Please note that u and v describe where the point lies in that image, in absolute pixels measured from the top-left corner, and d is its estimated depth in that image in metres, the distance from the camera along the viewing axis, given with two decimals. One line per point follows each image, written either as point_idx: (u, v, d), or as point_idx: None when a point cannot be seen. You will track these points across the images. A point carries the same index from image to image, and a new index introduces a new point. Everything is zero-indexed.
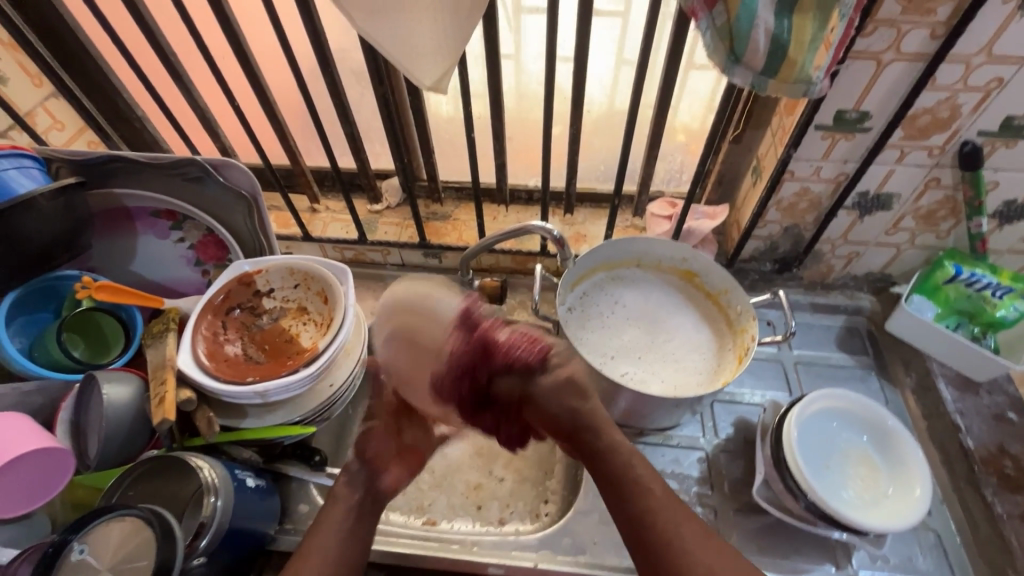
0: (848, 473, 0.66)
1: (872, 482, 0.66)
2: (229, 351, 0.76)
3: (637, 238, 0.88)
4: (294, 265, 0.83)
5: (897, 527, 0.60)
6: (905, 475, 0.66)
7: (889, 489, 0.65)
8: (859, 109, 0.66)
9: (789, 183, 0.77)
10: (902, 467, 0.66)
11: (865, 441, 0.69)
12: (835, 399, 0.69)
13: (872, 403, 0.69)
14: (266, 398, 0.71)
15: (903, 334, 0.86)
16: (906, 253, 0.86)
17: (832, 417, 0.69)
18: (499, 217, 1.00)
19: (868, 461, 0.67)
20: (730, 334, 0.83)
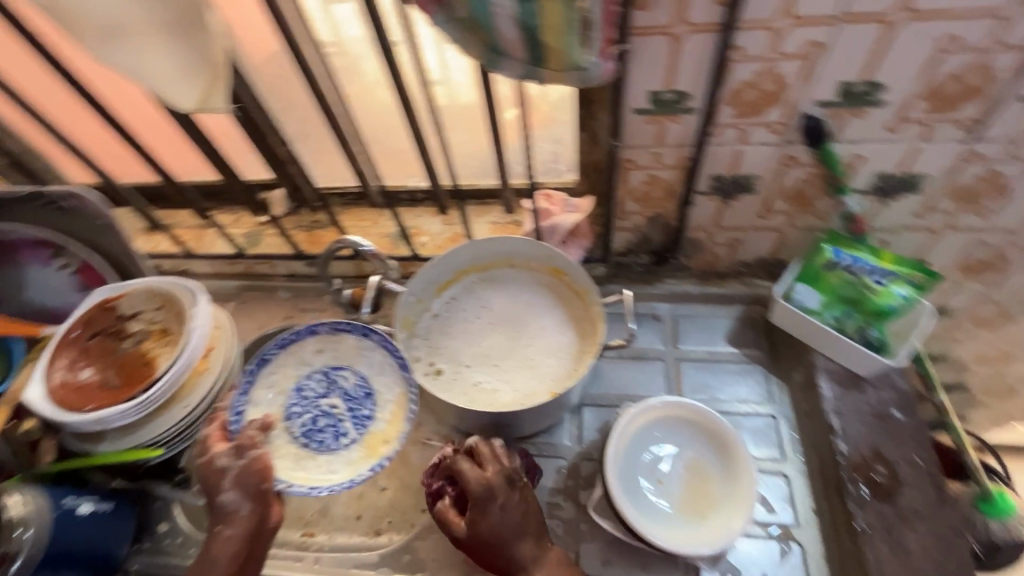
0: (679, 486, 0.65)
1: (703, 499, 0.64)
2: (82, 380, 0.77)
3: (497, 237, 0.83)
4: (156, 288, 0.84)
5: (710, 554, 0.59)
6: (734, 474, 0.65)
7: (723, 494, 0.64)
8: (673, 89, 0.60)
9: (634, 172, 0.71)
10: (733, 477, 0.64)
11: (702, 452, 0.67)
12: (669, 409, 0.68)
13: (684, 402, 0.67)
14: (106, 424, 0.73)
15: (790, 328, 0.77)
16: (791, 236, 0.77)
17: (651, 429, 0.68)
18: (381, 222, 0.97)
19: (703, 476, 0.65)
20: (592, 334, 0.78)
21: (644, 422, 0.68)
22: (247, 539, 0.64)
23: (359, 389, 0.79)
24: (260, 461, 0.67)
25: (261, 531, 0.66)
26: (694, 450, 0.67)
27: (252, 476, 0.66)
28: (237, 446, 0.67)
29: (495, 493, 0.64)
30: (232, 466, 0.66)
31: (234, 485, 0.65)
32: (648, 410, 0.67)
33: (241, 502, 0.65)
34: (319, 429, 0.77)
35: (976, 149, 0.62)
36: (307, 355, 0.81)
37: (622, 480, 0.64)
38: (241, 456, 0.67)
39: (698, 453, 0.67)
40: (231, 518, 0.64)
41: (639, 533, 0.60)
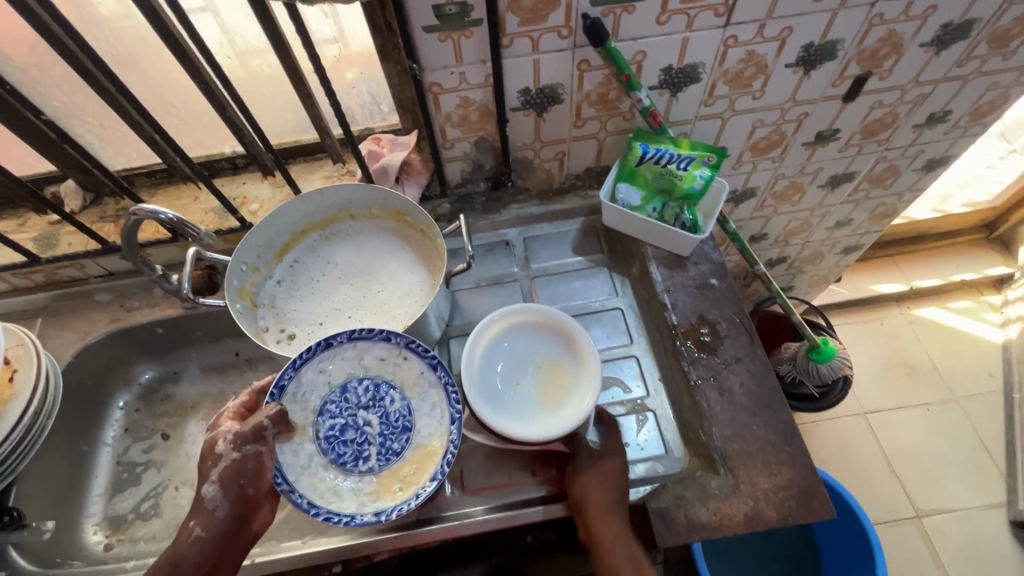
0: (535, 383, 0.69)
1: (557, 387, 0.69)
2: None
3: (326, 188, 0.79)
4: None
5: (565, 430, 0.64)
6: (583, 359, 0.70)
7: (575, 379, 0.69)
8: (453, 1, 0.60)
9: (445, 97, 0.71)
10: (580, 362, 0.70)
11: (551, 347, 0.72)
12: (512, 315, 0.72)
13: (524, 307, 0.71)
14: None
15: (619, 226, 0.84)
16: (607, 142, 0.83)
17: (501, 339, 0.71)
18: (201, 196, 0.89)
19: (554, 368, 0.70)
20: (441, 268, 0.79)
21: (491, 331, 0.71)
22: (222, 540, 0.59)
23: (400, 419, 0.68)
24: (257, 459, 0.60)
25: (241, 531, 0.60)
26: (542, 346, 0.72)
27: (238, 477, 0.59)
28: (239, 434, 0.60)
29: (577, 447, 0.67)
30: (228, 455, 0.59)
31: (222, 480, 0.58)
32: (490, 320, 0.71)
33: (222, 501, 0.58)
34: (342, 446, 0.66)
35: (732, 33, 0.69)
36: (368, 355, 0.70)
37: (481, 388, 0.67)
38: (239, 449, 0.59)
39: (548, 350, 0.71)
40: (207, 517, 0.58)
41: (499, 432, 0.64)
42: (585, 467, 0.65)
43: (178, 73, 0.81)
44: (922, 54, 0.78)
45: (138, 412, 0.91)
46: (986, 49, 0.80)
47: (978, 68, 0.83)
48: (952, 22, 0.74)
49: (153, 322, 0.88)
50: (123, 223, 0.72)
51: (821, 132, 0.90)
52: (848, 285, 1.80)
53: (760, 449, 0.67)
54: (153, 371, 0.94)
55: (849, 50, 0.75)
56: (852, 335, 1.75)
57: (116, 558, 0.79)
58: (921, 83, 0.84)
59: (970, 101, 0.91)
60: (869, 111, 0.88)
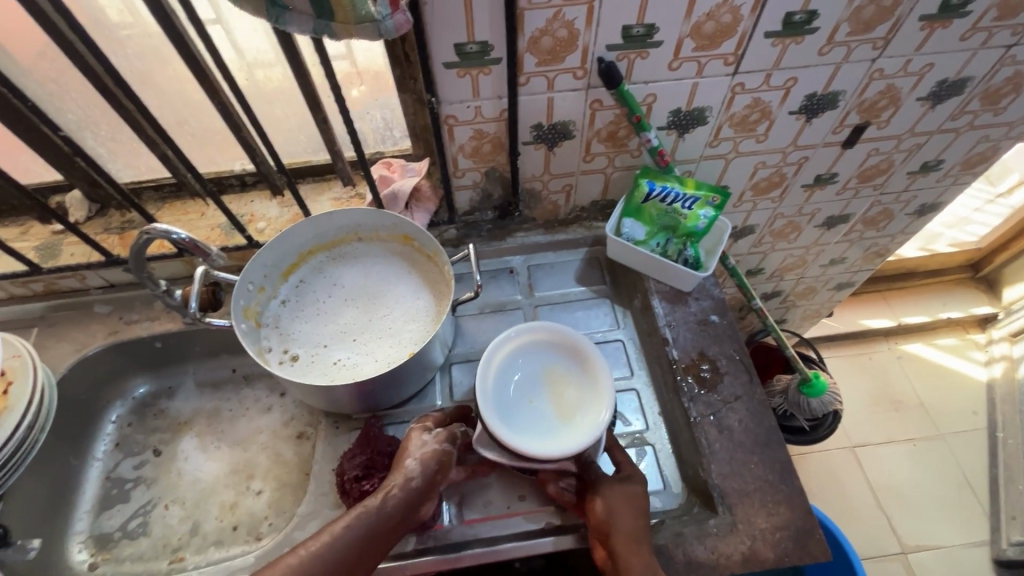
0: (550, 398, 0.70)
1: (571, 407, 0.70)
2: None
3: (337, 212, 0.80)
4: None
5: (567, 453, 0.64)
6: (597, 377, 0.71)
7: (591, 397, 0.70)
8: (475, 40, 0.62)
9: (459, 129, 0.73)
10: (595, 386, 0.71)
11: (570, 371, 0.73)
12: (536, 333, 0.74)
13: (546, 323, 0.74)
14: None
15: (625, 260, 0.85)
16: (614, 177, 0.85)
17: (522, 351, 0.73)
18: (209, 212, 0.90)
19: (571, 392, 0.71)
20: (447, 294, 0.80)
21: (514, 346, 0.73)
22: (403, 512, 0.62)
23: None
24: (448, 455, 0.67)
25: (410, 513, 0.63)
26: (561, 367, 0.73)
27: (436, 462, 0.65)
28: (448, 433, 0.68)
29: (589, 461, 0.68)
30: (429, 444, 0.67)
31: (422, 459, 0.65)
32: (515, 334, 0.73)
33: (417, 474, 0.64)
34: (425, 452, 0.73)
35: (740, 81, 0.72)
36: None
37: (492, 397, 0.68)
38: (442, 441, 0.67)
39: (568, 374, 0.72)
40: (405, 481, 0.63)
41: (504, 441, 0.64)
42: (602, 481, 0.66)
43: (194, 91, 0.81)
44: (918, 107, 0.81)
45: (130, 426, 0.90)
46: (978, 104, 0.83)
47: (970, 122, 0.87)
48: (947, 79, 0.77)
49: (152, 336, 0.88)
50: (133, 240, 0.72)
51: (819, 175, 0.93)
52: (838, 319, 1.83)
53: (758, 488, 0.68)
54: (148, 385, 0.93)
55: (850, 100, 0.78)
56: (840, 369, 1.78)
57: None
58: (916, 134, 0.87)
59: (961, 152, 0.94)
60: (866, 158, 0.91)
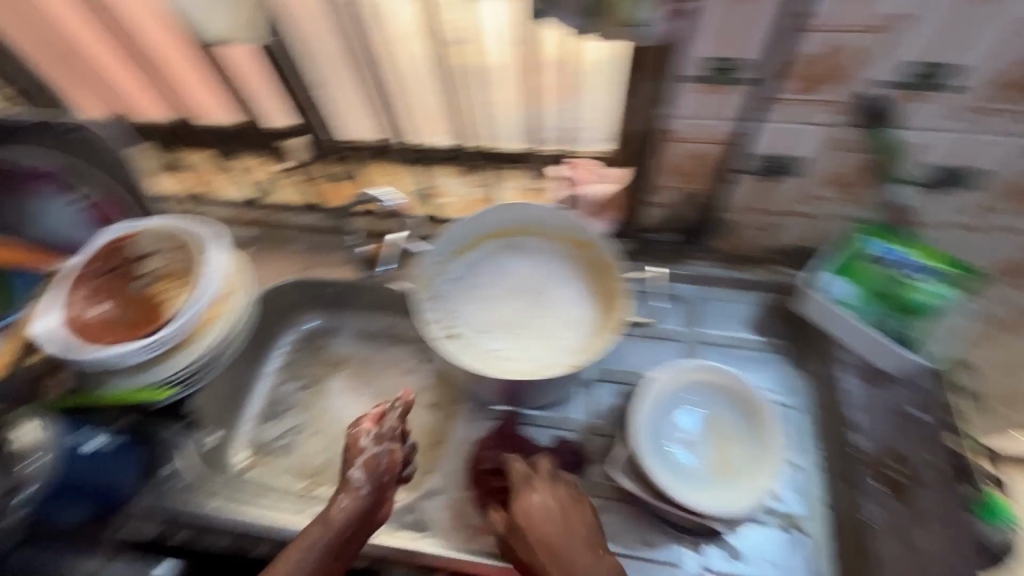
0: (709, 447, 0.65)
1: (728, 464, 0.64)
2: (114, 314, 0.76)
3: (523, 204, 0.81)
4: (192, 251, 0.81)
5: (716, 513, 0.59)
6: (766, 437, 0.64)
7: (754, 458, 0.64)
8: (731, 55, 0.57)
9: (675, 145, 0.68)
10: (762, 447, 0.64)
11: (736, 421, 0.67)
12: (708, 372, 0.68)
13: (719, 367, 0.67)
14: (119, 361, 0.71)
15: (819, 318, 0.74)
16: (827, 226, 0.75)
17: (688, 390, 0.68)
18: (403, 179, 0.95)
19: (733, 445, 0.66)
20: (614, 312, 0.77)
21: (680, 378, 0.68)
22: (361, 519, 0.65)
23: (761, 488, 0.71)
24: (391, 454, 0.69)
25: (370, 519, 0.66)
26: (725, 417, 0.67)
27: (384, 465, 0.67)
28: (377, 433, 0.69)
29: (534, 482, 0.67)
30: (370, 448, 0.68)
31: (366, 466, 0.67)
32: (686, 367, 0.67)
33: (365, 480, 0.66)
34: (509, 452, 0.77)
35: None
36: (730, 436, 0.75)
37: (646, 428, 0.65)
38: (380, 443, 0.69)
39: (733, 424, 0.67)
40: (353, 491, 0.65)
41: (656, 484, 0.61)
42: (524, 515, 0.64)
43: None
44: None
45: (296, 354, 1.00)
46: None
47: None
48: None
49: (332, 280, 0.96)
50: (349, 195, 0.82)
51: None
52: None
53: None
54: (316, 322, 1.03)
55: None
56: None
57: (253, 479, 0.87)
58: None
59: None
60: None
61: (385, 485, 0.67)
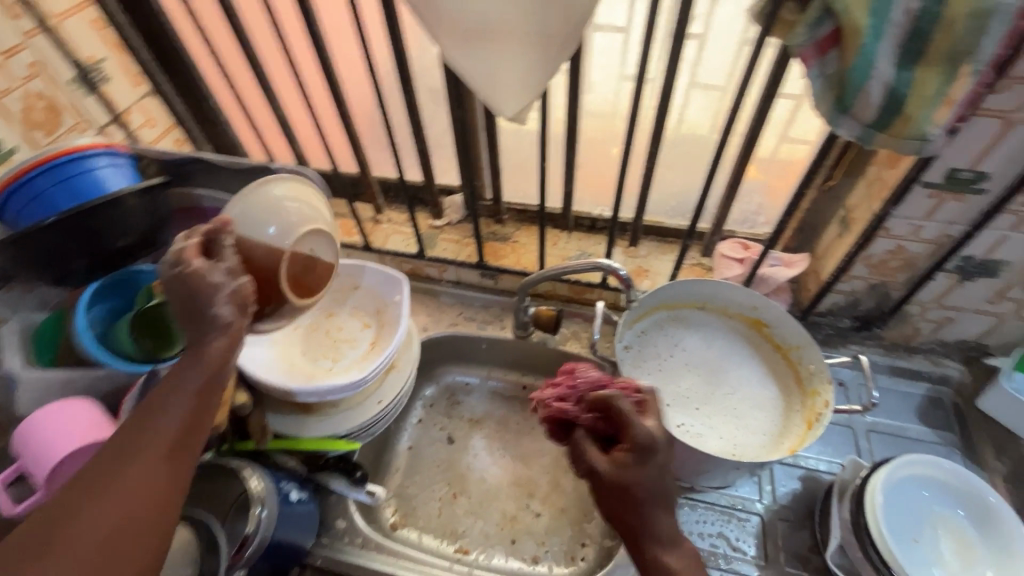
0: (940, 548, 0.61)
1: (963, 568, 0.60)
2: (324, 255, 0.60)
3: (705, 280, 0.82)
4: (313, 215, 0.57)
5: None
6: (1006, 557, 0.60)
7: (987, 571, 0.60)
8: (975, 169, 0.61)
9: (882, 240, 0.72)
10: (1005, 561, 0.60)
11: (969, 527, 0.63)
12: (941, 471, 0.65)
13: (969, 474, 0.64)
14: (321, 397, 0.72)
15: (998, 414, 0.79)
16: (1007, 324, 0.77)
17: (922, 484, 0.65)
18: (560, 243, 0.98)
19: (968, 550, 0.61)
20: (798, 394, 0.78)
21: (921, 471, 0.65)
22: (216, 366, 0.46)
23: None
24: (244, 290, 0.48)
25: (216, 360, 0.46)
26: (955, 522, 0.63)
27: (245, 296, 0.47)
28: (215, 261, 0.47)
29: (659, 445, 0.50)
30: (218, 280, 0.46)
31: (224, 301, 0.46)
32: (938, 462, 0.65)
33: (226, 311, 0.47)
34: (697, 534, 0.74)
35: None
36: None
37: (882, 512, 0.62)
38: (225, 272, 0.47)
39: (971, 536, 0.62)
40: (205, 321, 0.46)
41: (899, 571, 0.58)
42: (643, 484, 0.49)
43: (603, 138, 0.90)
44: None
45: (434, 408, 0.99)
46: None
47: None
48: None
49: (483, 336, 0.96)
50: (549, 266, 0.80)
51: None
52: None
53: None
54: (454, 375, 1.02)
55: None
56: None
57: (404, 539, 0.84)
58: None
59: None
60: None
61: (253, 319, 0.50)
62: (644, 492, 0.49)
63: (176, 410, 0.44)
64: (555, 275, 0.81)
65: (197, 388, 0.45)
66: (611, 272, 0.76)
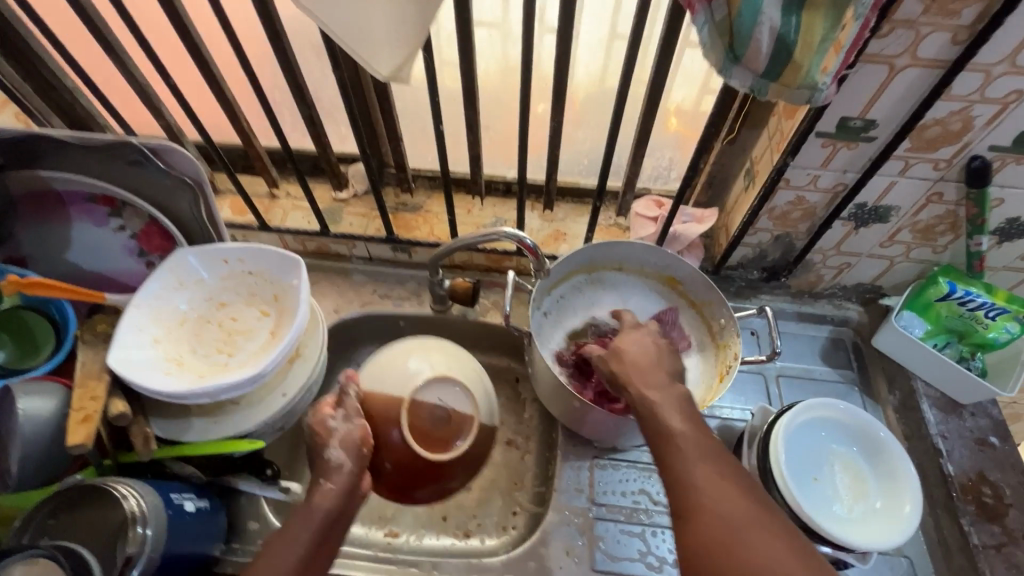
0: (836, 485, 0.65)
1: (855, 501, 0.64)
2: (452, 404, 0.68)
3: (618, 242, 0.81)
4: (448, 368, 0.70)
5: (859, 546, 0.59)
6: (894, 487, 0.65)
7: (878, 503, 0.64)
8: (864, 117, 0.61)
9: (783, 192, 0.72)
10: (893, 491, 0.64)
11: (862, 462, 0.67)
12: (838, 413, 0.68)
13: (862, 414, 0.67)
14: (216, 398, 0.66)
15: (891, 350, 0.83)
16: (899, 266, 0.81)
17: (821, 427, 0.68)
18: (474, 211, 0.94)
19: (861, 484, 0.65)
20: (710, 347, 0.80)
21: (820, 415, 0.68)
22: (347, 495, 0.60)
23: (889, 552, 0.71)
24: (360, 429, 0.64)
25: (354, 491, 0.61)
26: (849, 459, 0.67)
27: (356, 440, 0.63)
28: (347, 413, 0.64)
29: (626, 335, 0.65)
30: (336, 428, 0.63)
31: (342, 446, 0.62)
32: (836, 405, 0.68)
33: (343, 460, 0.61)
34: (620, 493, 0.75)
35: None
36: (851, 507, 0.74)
37: (784, 457, 0.65)
38: (347, 420, 0.64)
39: (863, 470, 0.66)
40: (334, 470, 0.61)
41: (799, 511, 0.60)
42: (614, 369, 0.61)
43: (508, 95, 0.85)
44: None
45: None
46: None
47: None
48: None
49: (400, 314, 0.91)
50: (457, 237, 0.76)
51: None
52: None
53: None
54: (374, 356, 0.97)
55: None
56: None
57: None
58: None
59: None
60: None
61: (362, 458, 0.63)
62: (622, 371, 0.60)
63: (311, 523, 0.58)
64: (464, 246, 0.77)
65: (332, 509, 0.59)
66: (518, 244, 0.72)
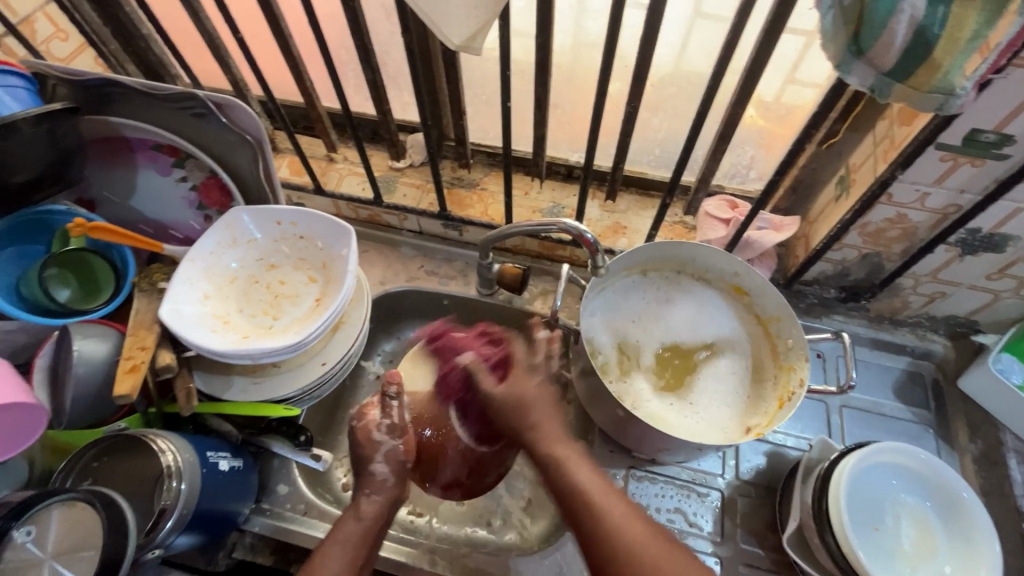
0: (899, 538, 0.59)
1: (918, 560, 0.58)
2: None
3: (686, 242, 0.75)
4: None
5: None
6: (966, 551, 0.58)
7: (945, 568, 0.58)
8: (999, 131, 0.53)
9: (882, 207, 0.64)
10: (963, 556, 0.58)
11: (933, 519, 0.60)
12: (914, 462, 0.61)
13: (945, 469, 0.61)
14: (257, 361, 0.66)
15: (978, 395, 0.74)
16: (1003, 302, 0.72)
17: (891, 473, 0.62)
18: (531, 193, 0.89)
19: (928, 542, 0.59)
20: (773, 367, 0.73)
21: (894, 460, 0.62)
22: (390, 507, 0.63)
23: None
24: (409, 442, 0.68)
25: (397, 501, 0.64)
26: (918, 513, 0.61)
27: (403, 453, 0.66)
28: (394, 425, 0.67)
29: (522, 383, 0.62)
30: (384, 439, 0.66)
31: (388, 457, 0.65)
32: (913, 452, 0.61)
33: (389, 473, 0.64)
34: (654, 508, 0.71)
35: None
36: None
37: (846, 501, 0.59)
38: (396, 434, 0.66)
39: (933, 528, 0.60)
40: (377, 483, 0.63)
41: (856, 562, 0.55)
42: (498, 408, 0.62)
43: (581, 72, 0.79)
44: None
45: (393, 365, 0.94)
46: None
47: None
48: None
49: (445, 293, 0.89)
50: (512, 223, 0.72)
51: None
52: None
53: None
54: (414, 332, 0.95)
55: None
56: None
57: None
58: None
59: None
60: None
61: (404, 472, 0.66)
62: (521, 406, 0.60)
63: (360, 527, 0.59)
64: (518, 232, 0.73)
65: (380, 514, 0.61)
66: (578, 237, 0.68)
